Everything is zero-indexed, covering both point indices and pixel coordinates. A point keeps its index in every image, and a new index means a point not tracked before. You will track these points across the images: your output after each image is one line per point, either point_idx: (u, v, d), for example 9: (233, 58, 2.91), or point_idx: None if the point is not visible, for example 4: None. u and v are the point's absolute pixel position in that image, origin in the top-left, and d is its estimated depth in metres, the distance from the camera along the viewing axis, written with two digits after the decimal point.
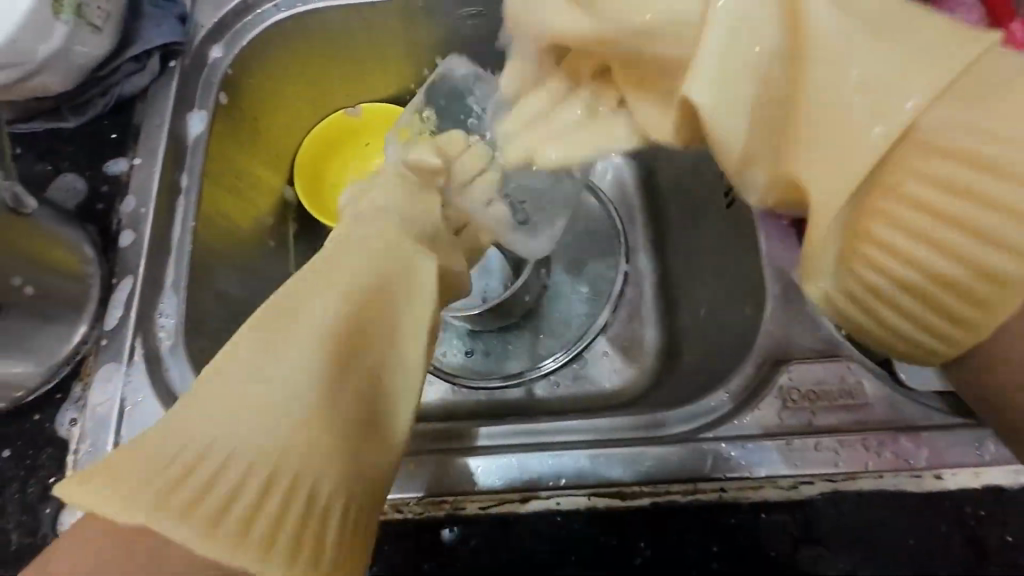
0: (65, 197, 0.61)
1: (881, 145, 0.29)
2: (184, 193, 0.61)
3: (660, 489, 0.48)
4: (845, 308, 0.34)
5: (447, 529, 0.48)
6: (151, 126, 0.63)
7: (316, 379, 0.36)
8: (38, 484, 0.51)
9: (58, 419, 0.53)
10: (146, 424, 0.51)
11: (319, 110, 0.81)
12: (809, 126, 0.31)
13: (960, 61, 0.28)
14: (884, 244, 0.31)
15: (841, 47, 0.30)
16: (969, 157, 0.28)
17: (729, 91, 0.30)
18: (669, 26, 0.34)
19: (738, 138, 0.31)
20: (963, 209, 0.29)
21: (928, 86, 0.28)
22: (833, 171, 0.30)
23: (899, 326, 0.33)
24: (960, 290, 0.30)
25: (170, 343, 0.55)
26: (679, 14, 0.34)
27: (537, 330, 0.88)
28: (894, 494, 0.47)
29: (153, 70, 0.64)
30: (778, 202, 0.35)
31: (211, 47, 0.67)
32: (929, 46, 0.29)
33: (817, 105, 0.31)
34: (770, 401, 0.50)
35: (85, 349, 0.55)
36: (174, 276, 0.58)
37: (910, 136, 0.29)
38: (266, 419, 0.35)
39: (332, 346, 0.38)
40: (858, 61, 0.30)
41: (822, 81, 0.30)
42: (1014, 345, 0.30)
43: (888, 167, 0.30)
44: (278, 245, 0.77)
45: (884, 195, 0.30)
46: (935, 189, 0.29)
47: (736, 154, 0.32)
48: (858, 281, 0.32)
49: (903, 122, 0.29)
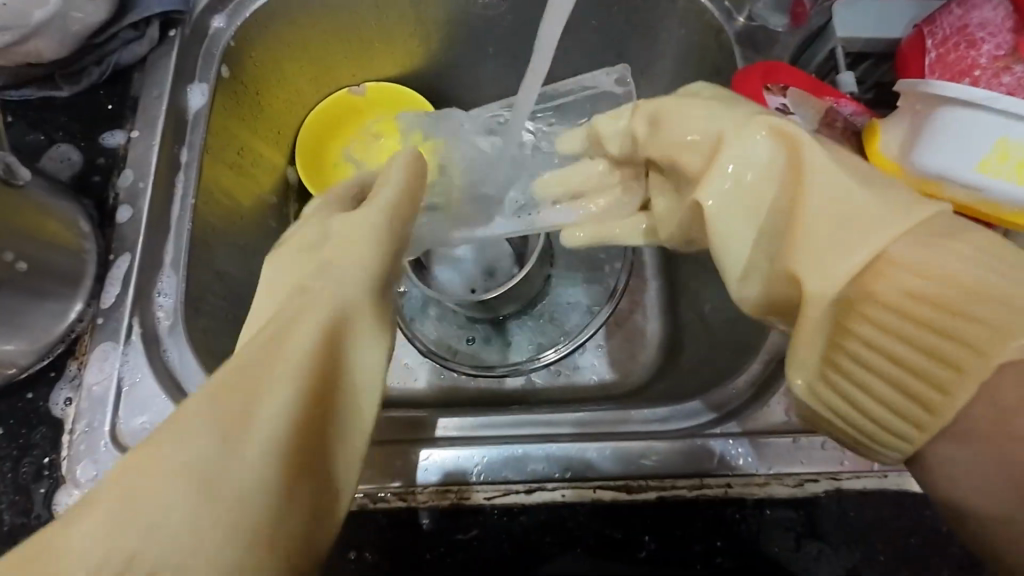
0: (59, 169, 0.58)
1: (857, 259, 0.35)
2: (185, 169, 0.59)
3: (666, 483, 0.48)
4: (823, 402, 0.39)
5: (450, 518, 0.48)
6: (149, 97, 0.61)
7: (272, 485, 0.38)
8: (31, 464, 0.49)
9: (52, 398, 0.51)
10: (144, 405, 0.50)
11: (323, 88, 0.79)
12: (807, 234, 0.37)
13: (916, 213, 0.36)
14: (862, 338, 0.35)
15: (837, 186, 0.37)
16: (942, 280, 0.33)
17: (731, 200, 0.39)
18: (696, 140, 0.42)
19: (738, 241, 0.39)
20: (943, 320, 0.33)
21: (899, 223, 0.35)
22: (823, 269, 0.35)
23: (874, 415, 0.36)
24: (924, 387, 0.33)
25: (169, 323, 0.54)
26: (705, 132, 0.42)
27: (539, 319, 0.87)
28: (897, 494, 0.48)
29: (152, 38, 0.61)
30: (774, 299, 0.40)
31: (213, 17, 0.65)
32: (894, 199, 0.37)
33: (816, 220, 0.37)
34: (778, 399, 0.51)
35: (81, 327, 0.53)
36: (173, 254, 0.56)
37: (883, 258, 0.35)
38: (199, 517, 0.36)
39: (287, 455, 0.39)
40: (841, 194, 0.37)
41: (823, 200, 0.37)
42: (964, 437, 0.33)
43: (865, 276, 0.35)
44: (280, 227, 0.75)
45: (865, 298, 0.35)
46: (914, 301, 0.34)
47: (738, 255, 0.40)
48: (836, 378, 0.37)
49: (876, 248, 0.35)
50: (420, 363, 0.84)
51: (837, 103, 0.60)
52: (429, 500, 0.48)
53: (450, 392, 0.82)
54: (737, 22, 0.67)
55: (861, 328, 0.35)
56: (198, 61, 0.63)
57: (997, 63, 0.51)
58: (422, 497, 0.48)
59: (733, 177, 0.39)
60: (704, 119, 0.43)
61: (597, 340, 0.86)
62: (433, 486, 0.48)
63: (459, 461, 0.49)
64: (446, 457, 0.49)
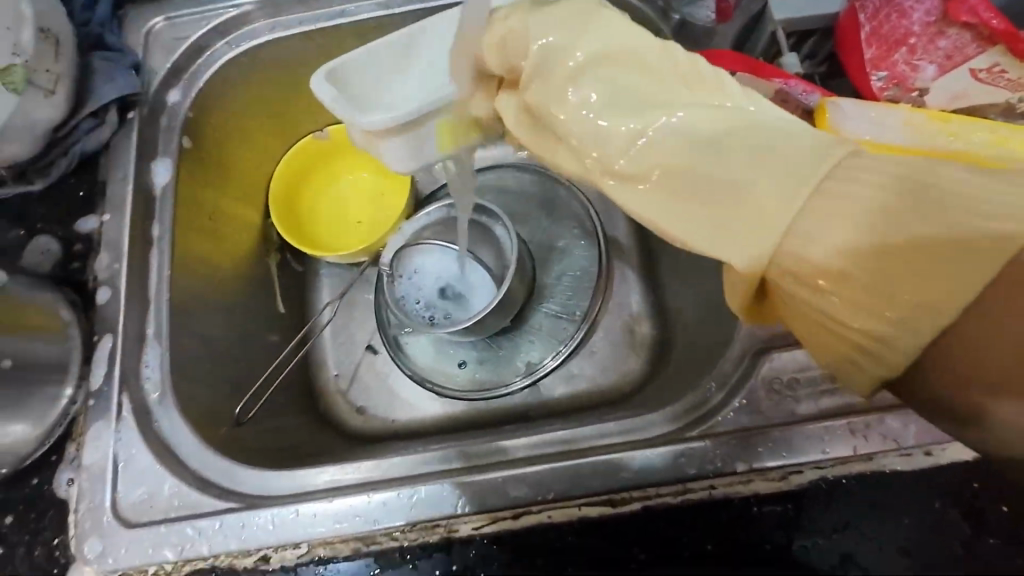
0: (42, 260, 0.61)
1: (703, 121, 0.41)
2: (157, 242, 0.63)
3: (649, 492, 0.49)
4: (625, 91, 0.42)
5: (444, 552, 0.49)
6: (115, 181, 0.63)
7: None
8: (43, 546, 0.51)
9: (56, 480, 0.54)
10: (142, 476, 0.53)
11: (287, 138, 0.82)
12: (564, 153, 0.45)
13: (658, 94, 0.42)
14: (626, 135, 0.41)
15: (646, 92, 0.42)
16: (633, 91, 0.42)
17: (617, 86, 0.42)
18: (672, 115, 0.41)
19: (643, 98, 0.42)
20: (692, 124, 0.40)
21: (641, 99, 0.42)
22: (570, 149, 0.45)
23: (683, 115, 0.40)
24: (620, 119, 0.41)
25: (158, 394, 0.57)
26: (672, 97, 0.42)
27: (529, 333, 0.86)
28: (886, 476, 0.47)
29: (112, 123, 0.64)
30: (655, 83, 0.43)
31: (168, 91, 0.68)
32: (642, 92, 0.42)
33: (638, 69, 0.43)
34: (753, 391, 0.50)
35: (75, 409, 0.56)
36: (155, 326, 0.59)
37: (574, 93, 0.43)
38: None
39: None
40: (619, 77, 0.42)
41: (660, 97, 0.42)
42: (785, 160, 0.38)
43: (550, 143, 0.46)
44: (264, 278, 0.80)
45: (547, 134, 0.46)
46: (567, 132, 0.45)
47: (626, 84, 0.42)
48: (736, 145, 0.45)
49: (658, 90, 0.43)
50: (417, 393, 0.84)
51: (786, 84, 0.58)
52: (419, 537, 0.50)
53: (450, 419, 0.82)
54: (672, 21, 0.66)
55: (801, 253, 0.36)
56: (159, 138, 0.66)
57: (931, 29, 0.54)
58: (412, 535, 0.50)
59: (633, 75, 0.42)
60: (663, 88, 0.42)
61: (589, 346, 0.85)
62: (421, 522, 0.50)
63: (443, 494, 0.50)
64: (431, 490, 0.50)
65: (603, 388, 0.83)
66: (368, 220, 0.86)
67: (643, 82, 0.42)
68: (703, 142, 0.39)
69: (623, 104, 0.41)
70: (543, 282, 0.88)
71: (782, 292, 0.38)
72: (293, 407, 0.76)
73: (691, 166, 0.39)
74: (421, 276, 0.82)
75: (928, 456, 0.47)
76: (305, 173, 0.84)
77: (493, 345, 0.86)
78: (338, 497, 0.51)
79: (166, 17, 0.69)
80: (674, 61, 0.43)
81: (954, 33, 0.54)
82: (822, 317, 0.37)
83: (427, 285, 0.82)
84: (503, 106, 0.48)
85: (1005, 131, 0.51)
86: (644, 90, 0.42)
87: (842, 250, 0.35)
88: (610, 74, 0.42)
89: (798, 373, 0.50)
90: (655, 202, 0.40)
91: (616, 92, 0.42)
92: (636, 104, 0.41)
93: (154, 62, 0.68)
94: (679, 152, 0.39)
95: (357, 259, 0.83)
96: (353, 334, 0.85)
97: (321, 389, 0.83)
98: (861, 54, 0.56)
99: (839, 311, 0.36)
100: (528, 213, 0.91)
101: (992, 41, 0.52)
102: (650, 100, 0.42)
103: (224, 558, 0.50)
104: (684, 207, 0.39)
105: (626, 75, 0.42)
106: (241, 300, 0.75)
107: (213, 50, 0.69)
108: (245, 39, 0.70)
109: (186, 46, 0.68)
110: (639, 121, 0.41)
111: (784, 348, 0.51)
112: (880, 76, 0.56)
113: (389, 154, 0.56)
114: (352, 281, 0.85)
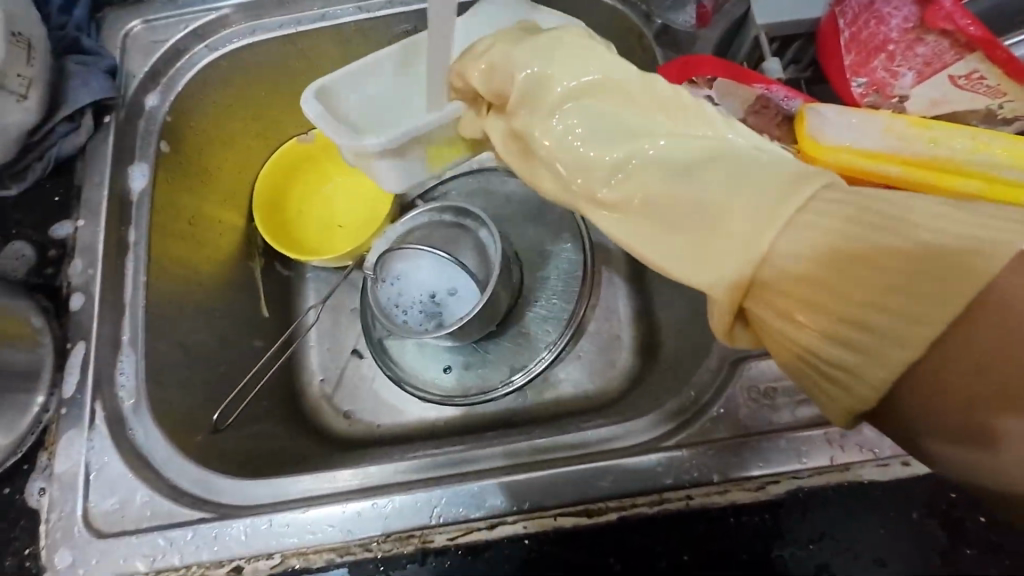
0: (15, 266, 0.60)
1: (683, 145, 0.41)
2: (134, 248, 0.62)
3: (626, 502, 0.48)
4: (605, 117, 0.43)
5: (417, 564, 0.48)
6: (91, 185, 0.63)
7: None
8: (13, 557, 0.51)
9: (28, 489, 0.53)
10: (115, 486, 0.52)
11: (270, 142, 0.81)
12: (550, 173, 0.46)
13: (638, 119, 0.43)
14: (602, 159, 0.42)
15: (625, 117, 0.43)
16: (611, 116, 0.43)
17: (597, 113, 0.43)
18: (649, 140, 0.41)
19: (623, 123, 0.42)
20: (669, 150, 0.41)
21: (620, 125, 0.42)
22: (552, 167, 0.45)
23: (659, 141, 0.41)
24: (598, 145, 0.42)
25: (133, 402, 0.56)
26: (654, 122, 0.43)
27: (515, 338, 0.86)
28: (863, 486, 0.47)
29: (88, 127, 0.63)
30: (636, 107, 0.43)
31: (146, 95, 0.67)
32: (621, 118, 0.43)
33: (617, 95, 0.43)
34: (731, 401, 0.50)
35: (48, 418, 0.55)
36: (130, 333, 0.59)
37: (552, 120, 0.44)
38: None
39: None
40: (597, 104, 0.43)
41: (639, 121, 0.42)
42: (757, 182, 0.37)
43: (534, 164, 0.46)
44: (246, 283, 0.79)
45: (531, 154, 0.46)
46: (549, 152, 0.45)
47: (606, 110, 0.43)
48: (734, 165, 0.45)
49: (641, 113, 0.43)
50: (401, 398, 0.83)
51: (767, 89, 0.58)
52: (392, 547, 0.49)
53: (435, 425, 0.82)
54: (655, 25, 0.66)
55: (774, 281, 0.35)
56: (136, 142, 0.66)
57: (908, 36, 0.53)
58: (385, 546, 0.49)
59: (612, 102, 0.43)
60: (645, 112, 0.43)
61: (575, 351, 0.85)
62: (395, 532, 0.49)
63: (419, 503, 0.50)
64: (406, 500, 0.50)
65: (587, 393, 0.83)
66: (348, 223, 0.85)
67: (623, 107, 0.43)
68: (678, 166, 0.40)
69: (602, 129, 0.42)
70: (529, 287, 0.87)
71: (759, 321, 0.37)
72: (274, 413, 0.76)
73: (667, 195, 0.39)
74: (404, 283, 0.80)
75: (906, 466, 0.47)
76: (289, 177, 0.83)
77: (478, 350, 0.86)
78: (312, 507, 0.50)
79: (145, 20, 0.68)
80: (652, 85, 0.43)
81: (931, 40, 0.53)
82: (801, 345, 0.36)
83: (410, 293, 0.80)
84: (492, 128, 0.49)
85: (986, 137, 0.51)
86: (622, 118, 0.42)
87: (810, 274, 0.34)
88: (588, 101, 0.43)
89: (777, 382, 0.50)
90: (630, 226, 0.41)
91: (595, 119, 0.43)
92: (616, 131, 0.42)
93: (131, 66, 0.67)
94: (657, 178, 0.40)
95: (341, 263, 0.82)
96: (337, 339, 0.84)
97: (305, 394, 0.82)
98: (842, 60, 0.56)
99: (814, 337, 0.35)
100: (515, 218, 0.91)
101: (970, 49, 0.51)
102: (629, 127, 0.42)
103: (196, 569, 0.49)
104: (662, 233, 0.40)
105: (603, 104, 0.43)
106: (221, 305, 0.74)
107: (192, 54, 0.69)
108: (225, 42, 0.69)
109: (164, 49, 0.68)
110: (620, 150, 0.41)
111: (763, 356, 0.51)
112: (860, 82, 0.55)
113: (381, 173, 0.57)
114: (335, 285, 0.84)
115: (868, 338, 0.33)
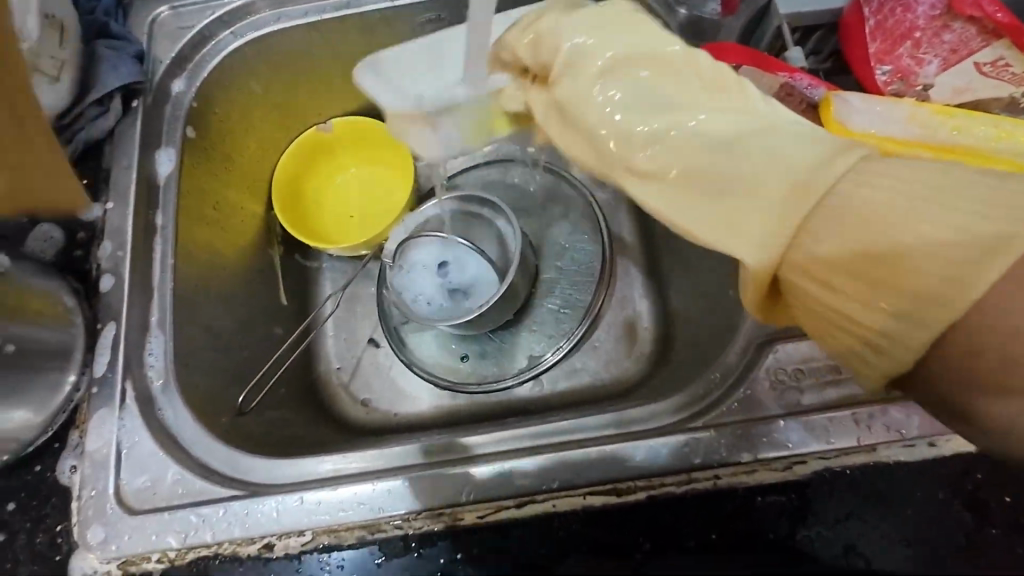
0: (43, 247, 0.61)
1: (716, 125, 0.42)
2: (162, 231, 0.63)
3: (654, 482, 0.49)
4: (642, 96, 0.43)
5: (448, 541, 0.49)
6: (119, 168, 0.63)
7: None
8: (45, 533, 0.51)
9: (59, 467, 0.53)
10: (146, 464, 0.53)
11: (291, 130, 0.81)
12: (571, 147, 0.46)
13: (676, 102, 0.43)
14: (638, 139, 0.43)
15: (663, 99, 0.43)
16: (644, 90, 0.43)
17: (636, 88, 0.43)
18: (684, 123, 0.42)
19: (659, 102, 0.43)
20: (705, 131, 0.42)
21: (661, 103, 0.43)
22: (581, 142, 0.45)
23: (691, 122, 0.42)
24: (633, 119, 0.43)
25: (162, 382, 0.57)
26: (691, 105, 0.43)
27: (531, 327, 0.86)
28: (888, 466, 0.48)
29: (117, 110, 0.63)
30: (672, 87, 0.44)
31: (173, 81, 0.68)
32: (659, 97, 0.43)
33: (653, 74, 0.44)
34: (758, 383, 0.51)
35: (78, 397, 0.55)
36: (160, 314, 0.60)
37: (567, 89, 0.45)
38: None
39: None
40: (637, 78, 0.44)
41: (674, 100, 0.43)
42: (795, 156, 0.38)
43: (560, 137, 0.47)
44: (266, 271, 0.79)
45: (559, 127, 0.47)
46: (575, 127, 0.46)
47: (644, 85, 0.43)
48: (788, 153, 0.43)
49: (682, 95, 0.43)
50: (419, 386, 0.83)
51: (791, 78, 0.57)
52: (423, 525, 0.50)
53: (451, 413, 0.81)
54: (677, 15, 0.67)
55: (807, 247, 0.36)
56: (163, 127, 0.66)
57: (935, 23, 0.55)
58: (416, 524, 0.50)
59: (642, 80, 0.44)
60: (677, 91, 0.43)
61: (592, 339, 0.85)
62: (426, 510, 0.50)
63: (448, 483, 0.50)
64: (436, 479, 0.51)
65: (603, 382, 0.82)
66: (360, 214, 0.86)
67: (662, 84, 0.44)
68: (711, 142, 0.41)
69: (634, 100, 0.43)
70: (546, 278, 0.88)
71: (796, 291, 0.37)
72: (293, 399, 0.76)
73: (702, 167, 0.40)
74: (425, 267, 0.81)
75: (931, 447, 0.48)
76: (308, 165, 0.83)
77: (495, 339, 0.86)
78: (342, 485, 0.51)
79: (171, 6, 0.69)
80: (696, 63, 0.44)
81: (958, 27, 0.55)
82: (840, 313, 0.36)
83: (429, 276, 0.81)
84: (537, 101, 0.48)
85: (1009, 125, 0.51)
86: (661, 97, 0.43)
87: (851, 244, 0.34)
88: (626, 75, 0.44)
89: (802, 364, 0.50)
90: (661, 199, 0.42)
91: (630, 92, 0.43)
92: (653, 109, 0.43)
93: (158, 51, 0.67)
94: (692, 153, 0.41)
95: (359, 252, 0.82)
96: (356, 329, 0.84)
97: (323, 381, 0.83)
98: (866, 48, 0.56)
99: (851, 304, 0.35)
100: (533, 208, 0.91)
101: (997, 35, 0.53)
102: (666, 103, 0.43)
103: (227, 545, 0.49)
104: (695, 209, 0.41)
105: (636, 76, 0.44)
106: (241, 291, 0.74)
107: (218, 40, 0.69)
108: (250, 29, 0.70)
109: (191, 35, 0.68)
110: (657, 122, 0.43)
111: (788, 340, 0.51)
112: (885, 70, 0.56)
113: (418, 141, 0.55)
114: (354, 275, 0.85)
115: (904, 304, 0.33)
